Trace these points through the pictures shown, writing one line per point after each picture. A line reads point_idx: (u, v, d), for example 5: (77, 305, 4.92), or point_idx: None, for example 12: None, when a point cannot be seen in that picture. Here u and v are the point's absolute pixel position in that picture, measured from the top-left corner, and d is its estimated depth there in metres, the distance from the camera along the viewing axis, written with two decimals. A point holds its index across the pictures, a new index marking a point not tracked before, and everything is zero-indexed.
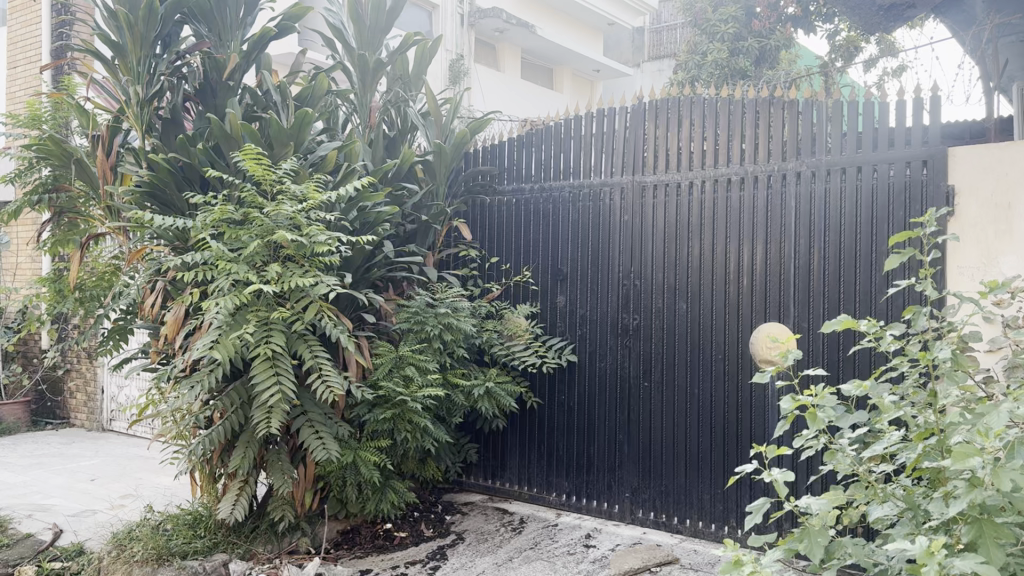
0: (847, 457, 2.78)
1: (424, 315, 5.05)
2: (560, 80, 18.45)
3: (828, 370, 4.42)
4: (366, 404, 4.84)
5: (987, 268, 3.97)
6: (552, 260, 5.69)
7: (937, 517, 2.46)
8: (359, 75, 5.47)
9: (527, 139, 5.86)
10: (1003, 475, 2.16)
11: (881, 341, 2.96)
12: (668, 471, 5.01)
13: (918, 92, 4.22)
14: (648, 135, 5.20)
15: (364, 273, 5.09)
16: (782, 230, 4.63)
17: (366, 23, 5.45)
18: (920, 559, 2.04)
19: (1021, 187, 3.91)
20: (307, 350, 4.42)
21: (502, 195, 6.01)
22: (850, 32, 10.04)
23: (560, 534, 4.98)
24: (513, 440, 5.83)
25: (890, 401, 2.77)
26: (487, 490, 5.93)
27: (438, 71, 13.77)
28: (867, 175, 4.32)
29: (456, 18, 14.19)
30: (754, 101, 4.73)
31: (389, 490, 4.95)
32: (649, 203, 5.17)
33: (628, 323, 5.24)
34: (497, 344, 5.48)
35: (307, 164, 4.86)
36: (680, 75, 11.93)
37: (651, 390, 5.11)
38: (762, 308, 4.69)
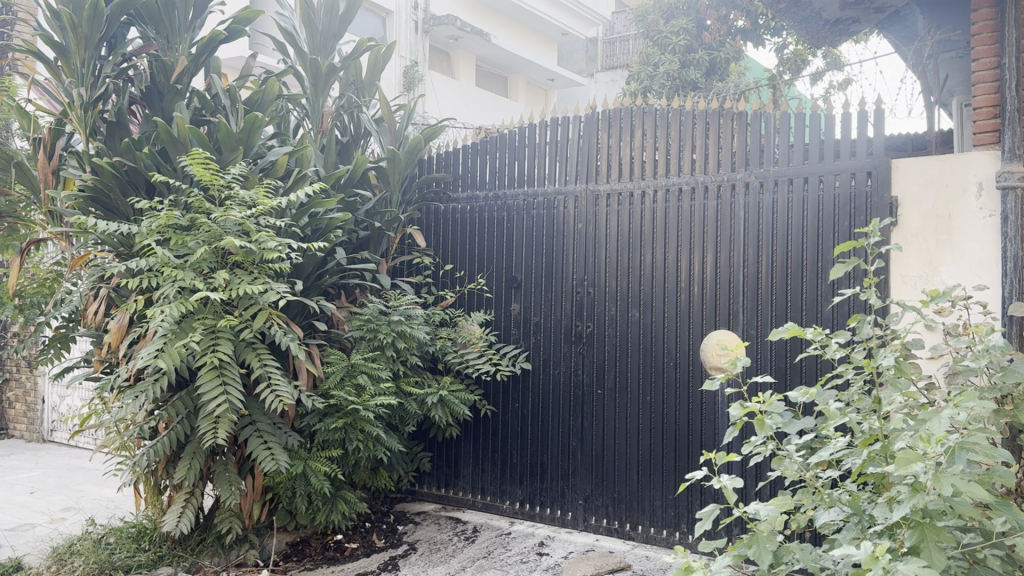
0: (794, 464, 2.84)
1: (377, 324, 5.00)
2: (514, 87, 18.52)
3: (776, 377, 4.49)
4: (317, 413, 4.78)
5: (929, 277, 4.08)
6: (506, 267, 5.69)
7: (882, 522, 2.52)
8: (311, 79, 5.39)
9: (481, 147, 5.86)
10: (944, 480, 2.21)
11: (827, 348, 3.06)
12: (621, 477, 5.03)
13: (863, 105, 4.32)
14: (602, 145, 5.23)
15: (316, 280, 5.03)
16: (732, 239, 4.69)
17: (318, 27, 5.43)
18: (865, 564, 2.08)
19: (960, 198, 4.03)
20: (256, 358, 4.34)
21: (456, 202, 5.99)
22: (797, 45, 10.21)
23: (513, 542, 4.96)
24: (467, 448, 5.78)
25: (835, 408, 2.83)
26: (441, 500, 5.87)
27: (393, 78, 13.74)
28: (814, 186, 4.41)
29: (410, 24, 14.17)
30: (705, 112, 4.79)
31: (340, 500, 4.86)
32: (603, 212, 5.21)
33: (581, 330, 5.26)
34: (451, 352, 5.44)
35: (257, 169, 4.79)
36: (633, 85, 12.06)
37: (604, 397, 5.14)
38: (712, 315, 4.74)
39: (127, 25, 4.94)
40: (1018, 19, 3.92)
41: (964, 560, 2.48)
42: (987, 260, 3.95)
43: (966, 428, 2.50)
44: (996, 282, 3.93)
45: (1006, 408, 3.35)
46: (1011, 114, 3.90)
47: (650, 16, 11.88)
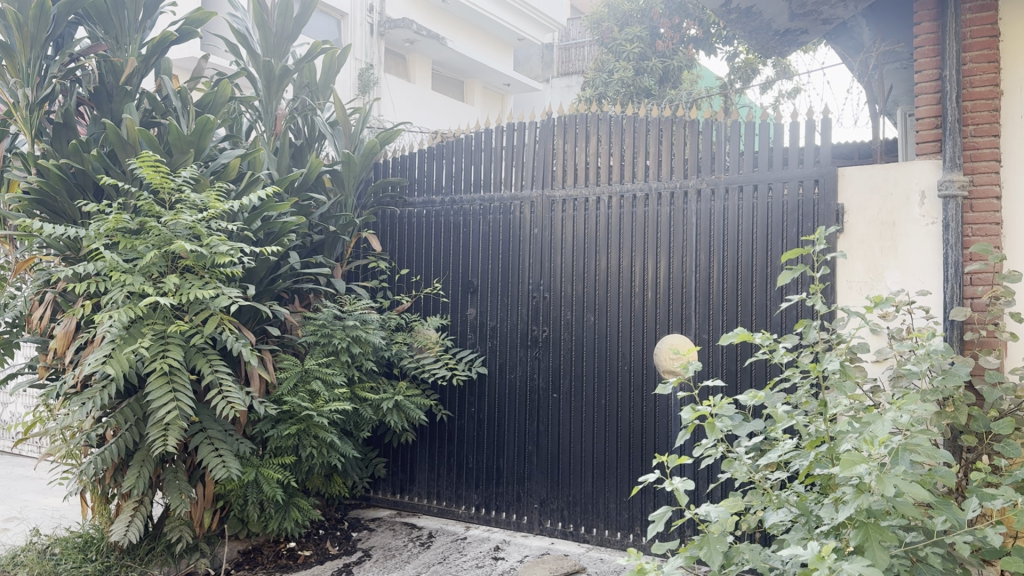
0: (744, 465, 2.90)
1: (331, 329, 4.96)
2: (470, 92, 18.51)
3: (727, 380, 4.56)
4: (269, 419, 4.73)
5: (874, 282, 4.19)
6: (463, 272, 5.69)
7: (829, 522, 2.57)
8: (264, 82, 5.33)
9: (437, 151, 5.85)
10: (887, 481, 2.27)
11: (775, 352, 3.13)
12: (577, 480, 5.06)
13: (811, 114, 4.41)
14: (557, 150, 5.26)
15: (269, 284, 4.97)
16: (685, 245, 4.76)
17: (272, 29, 5.37)
18: (811, 563, 2.12)
19: (904, 206, 4.15)
20: (207, 364, 4.27)
21: (412, 206, 5.96)
22: (748, 54, 10.36)
23: (469, 547, 4.95)
24: (423, 454, 5.75)
25: (783, 410, 2.89)
26: (396, 505, 5.82)
27: (347, 80, 13.65)
28: (763, 193, 4.49)
29: (364, 27, 14.10)
30: (658, 120, 4.86)
31: (293, 508, 4.80)
32: (558, 217, 5.24)
33: (537, 335, 5.28)
34: (407, 357, 5.39)
35: (208, 172, 4.72)
36: (588, 91, 12.14)
37: (559, 401, 5.16)
38: (666, 321, 4.80)
39: (75, 25, 4.85)
40: (958, 32, 4.06)
41: (906, 559, 2.57)
42: (930, 266, 4.07)
43: (909, 430, 2.57)
44: (938, 288, 4.06)
45: (946, 410, 3.52)
46: (952, 125, 4.02)
47: (604, 23, 11.97)
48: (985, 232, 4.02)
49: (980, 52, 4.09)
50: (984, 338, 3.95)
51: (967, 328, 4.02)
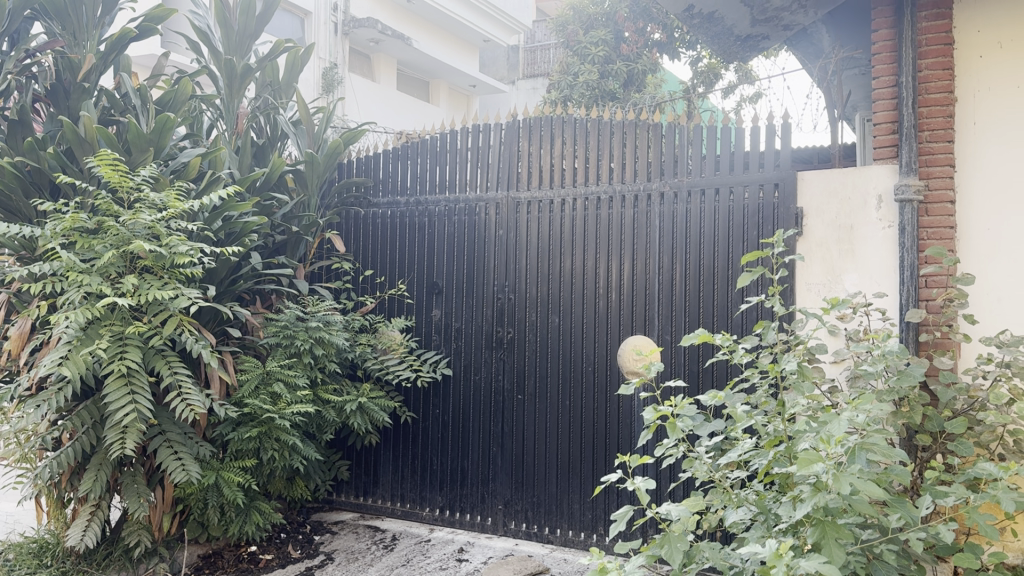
0: (703, 465, 2.93)
1: (293, 330, 4.92)
2: (436, 92, 18.46)
3: (688, 381, 4.61)
4: (230, 422, 4.68)
5: (832, 284, 4.26)
6: (428, 273, 5.66)
7: (786, 521, 2.61)
8: (226, 80, 5.27)
9: (402, 151, 5.83)
10: (843, 479, 2.31)
11: (734, 353, 3.17)
12: (541, 481, 5.07)
13: (771, 119, 4.48)
14: (522, 152, 5.28)
15: (229, 285, 4.91)
16: (648, 247, 4.80)
17: (234, 27, 5.31)
18: (769, 560, 2.14)
19: (861, 209, 4.24)
20: (166, 366, 4.21)
21: (377, 207, 5.93)
22: (711, 58, 10.48)
23: (432, 550, 4.93)
24: (386, 456, 5.70)
25: (743, 410, 2.93)
26: (359, 509, 5.75)
27: (311, 80, 13.57)
28: (724, 197, 4.55)
29: (329, 26, 14.00)
30: (622, 123, 4.90)
31: (254, 511, 4.75)
32: (523, 219, 5.25)
33: (502, 336, 5.28)
34: (371, 358, 5.36)
35: (167, 171, 4.65)
36: (553, 94, 12.19)
37: (524, 402, 5.17)
38: (629, 322, 4.84)
39: (30, 20, 4.73)
40: (914, 40, 4.14)
41: (862, 556, 2.63)
42: (887, 269, 4.16)
43: (865, 429, 2.61)
44: (894, 290, 4.14)
45: (902, 410, 3.61)
46: (908, 131, 4.11)
47: (570, 26, 12.05)
48: (941, 236, 4.10)
49: (935, 59, 4.18)
50: (939, 339, 4.04)
51: (922, 330, 4.10)
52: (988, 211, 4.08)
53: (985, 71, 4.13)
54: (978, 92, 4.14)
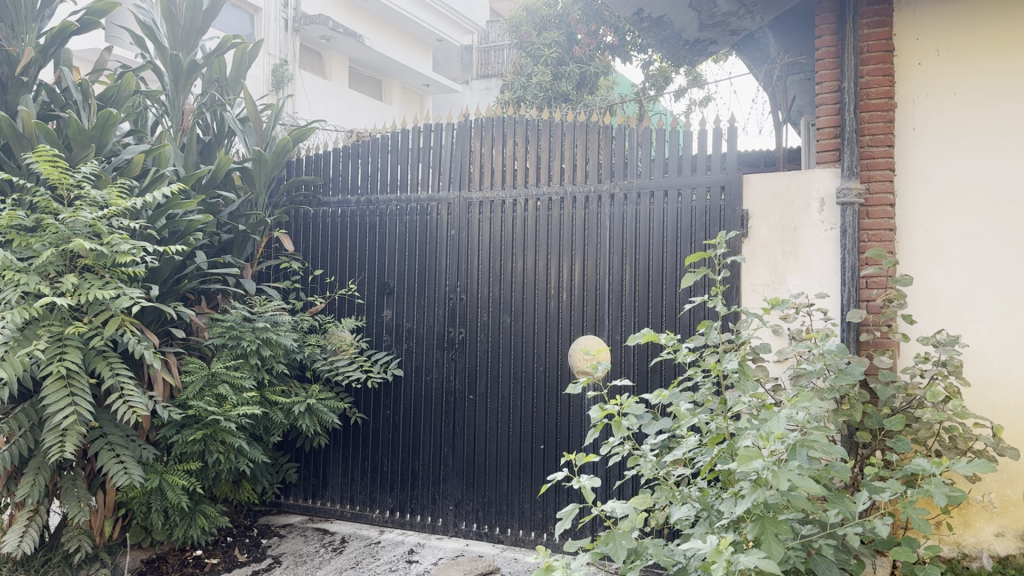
0: (649, 462, 2.97)
1: (240, 331, 4.85)
2: (388, 91, 18.34)
3: (637, 380, 4.66)
4: (174, 424, 4.60)
5: (776, 285, 4.36)
6: (379, 273, 5.62)
7: (728, 517, 2.66)
8: (171, 76, 5.16)
9: (353, 150, 5.78)
10: (782, 476, 2.36)
11: (678, 352, 3.21)
12: (491, 481, 5.07)
13: (718, 123, 4.55)
14: (474, 152, 5.28)
15: (174, 285, 4.82)
16: (599, 247, 4.84)
17: (180, 22, 5.21)
18: (710, 556, 2.18)
19: (804, 212, 4.34)
20: (107, 367, 4.12)
21: (326, 206, 5.87)
22: (661, 62, 10.60)
23: (382, 551, 4.90)
24: (336, 457, 5.64)
25: (687, 409, 2.97)
26: (308, 511, 5.68)
27: (260, 76, 13.35)
28: (673, 199, 4.61)
29: (278, 22, 13.81)
30: (572, 125, 4.94)
31: (199, 515, 4.66)
32: (475, 218, 5.25)
33: (454, 336, 5.28)
34: (320, 359, 5.29)
35: (110, 168, 4.55)
36: (507, 94, 12.19)
37: (475, 403, 5.17)
38: (580, 322, 4.87)
39: None
40: (855, 47, 4.25)
41: (801, 551, 2.69)
42: (828, 270, 4.27)
43: (805, 427, 2.67)
44: (835, 291, 4.24)
45: (842, 408, 3.70)
46: (849, 135, 4.21)
47: (524, 27, 12.08)
48: (880, 238, 4.22)
49: (876, 65, 4.28)
50: (878, 339, 4.15)
51: (863, 330, 4.20)
52: (926, 215, 4.20)
53: (923, 79, 4.25)
54: (917, 99, 4.25)
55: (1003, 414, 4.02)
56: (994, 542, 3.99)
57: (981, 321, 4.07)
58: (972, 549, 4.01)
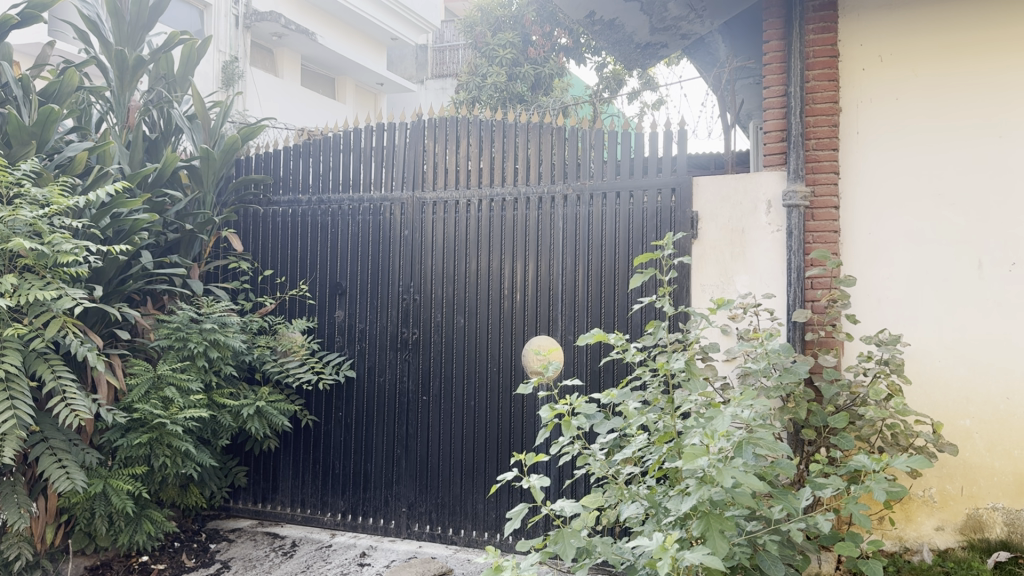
0: (598, 462, 3.00)
1: (186, 332, 4.76)
2: (342, 90, 18.19)
3: (590, 380, 4.70)
4: (119, 428, 4.49)
5: (724, 285, 4.43)
6: (331, 274, 5.57)
7: (675, 514, 2.69)
8: (117, 72, 5.05)
9: (304, 149, 5.72)
10: (726, 473, 2.39)
11: (627, 352, 3.24)
12: (444, 482, 5.06)
13: (668, 126, 4.61)
14: (427, 152, 5.27)
15: (118, 286, 4.72)
16: (552, 248, 4.87)
17: (125, 17, 5.10)
18: (656, 553, 2.21)
19: (751, 214, 4.42)
20: (48, 370, 4.01)
21: (276, 205, 5.80)
22: (615, 64, 10.70)
23: (333, 555, 4.86)
24: (287, 460, 5.57)
25: (636, 408, 3.01)
26: (257, 515, 5.59)
27: (209, 73, 13.02)
28: (625, 200, 4.65)
29: (229, 19, 13.60)
30: (526, 126, 4.95)
31: (146, 520, 4.57)
32: (428, 219, 5.24)
33: (407, 337, 5.25)
34: (270, 361, 5.23)
35: (51, 166, 4.45)
36: (462, 94, 12.15)
37: (428, 404, 5.16)
38: (533, 323, 4.89)
39: None
40: (802, 52, 4.34)
41: (747, 546, 2.74)
42: (774, 271, 4.35)
43: (752, 425, 2.71)
44: (781, 292, 4.33)
45: (788, 406, 3.78)
46: (796, 138, 4.30)
47: (478, 28, 12.10)
48: (825, 240, 4.31)
49: (822, 70, 4.38)
50: (823, 338, 4.24)
51: (808, 329, 4.29)
52: (869, 217, 4.31)
53: (867, 83, 4.35)
54: (861, 103, 4.36)
55: (943, 411, 4.14)
56: (934, 536, 4.10)
57: (921, 321, 4.19)
58: (914, 543, 4.12)
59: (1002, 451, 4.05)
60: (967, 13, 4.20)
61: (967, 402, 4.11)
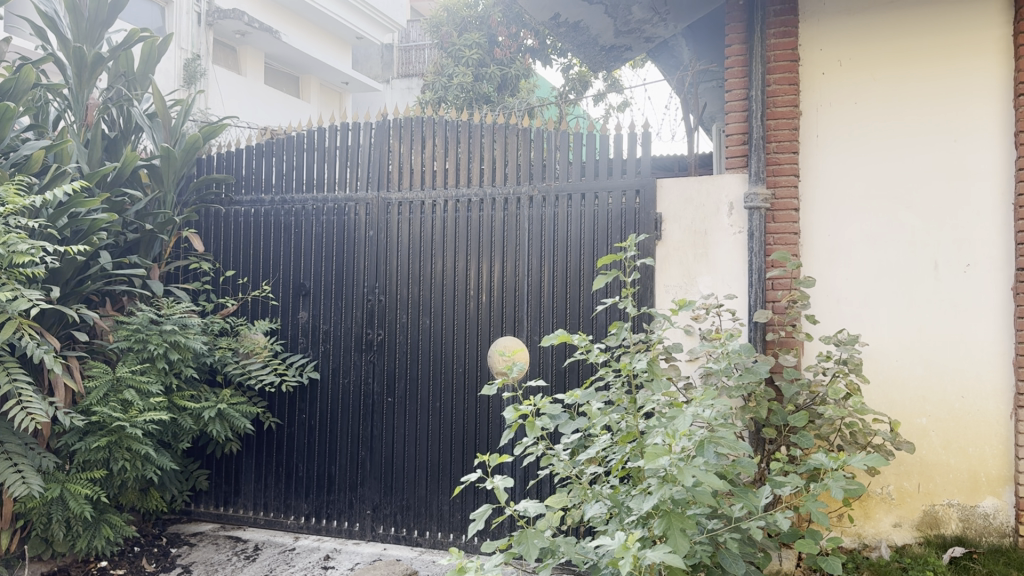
0: (562, 462, 3.02)
1: (146, 334, 4.69)
2: (306, 89, 18.03)
3: (555, 380, 4.72)
4: (77, 431, 4.41)
5: (687, 286, 4.48)
6: (294, 274, 5.52)
7: (637, 513, 2.72)
8: (74, 69, 4.96)
9: (267, 148, 5.66)
10: (686, 472, 2.42)
11: (590, 352, 3.26)
12: (410, 484, 5.05)
13: (633, 128, 4.64)
14: (393, 152, 5.25)
15: (76, 287, 4.64)
16: (518, 249, 4.89)
17: (84, 14, 5.01)
18: (617, 552, 2.22)
19: (713, 216, 4.47)
20: (3, 373, 3.93)
21: (238, 205, 5.73)
22: (581, 66, 10.74)
23: (297, 558, 4.82)
24: (249, 463, 5.52)
25: (599, 408, 3.03)
26: (219, 519, 5.52)
27: (170, 71, 12.83)
28: (590, 201, 4.68)
29: (191, 16, 13.42)
30: (491, 127, 4.96)
31: (104, 524, 4.50)
32: (394, 219, 5.22)
33: (372, 338, 5.23)
34: (231, 362, 5.17)
35: (7, 164, 4.36)
36: (428, 94, 12.13)
37: (393, 405, 5.14)
38: (499, 323, 4.90)
39: None
40: (763, 57, 4.40)
41: (708, 544, 2.77)
42: (736, 272, 4.41)
43: (713, 424, 2.74)
44: (743, 292, 4.38)
45: (750, 405, 3.83)
46: (757, 141, 4.35)
47: (444, 28, 12.07)
48: (785, 241, 4.38)
49: (783, 74, 4.44)
50: (783, 338, 4.30)
51: (769, 330, 4.35)
52: (829, 219, 4.38)
53: (826, 88, 4.42)
54: (820, 107, 4.43)
55: (900, 410, 4.22)
56: (892, 532, 4.18)
57: (879, 321, 4.27)
58: (872, 539, 4.19)
59: (957, 448, 4.14)
60: (923, 20, 4.29)
61: (923, 401, 4.20)
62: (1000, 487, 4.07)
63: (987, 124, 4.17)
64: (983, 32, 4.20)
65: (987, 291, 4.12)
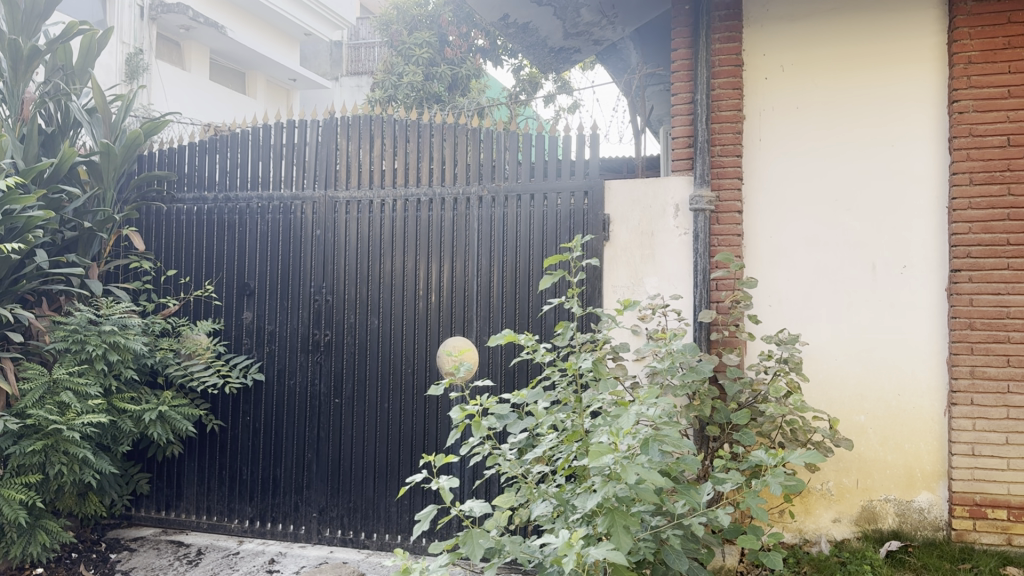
0: (508, 461, 3.03)
1: (84, 334, 4.57)
2: (253, 85, 17.73)
3: (504, 380, 4.73)
4: (11, 434, 4.29)
5: (633, 287, 4.53)
6: (239, 274, 5.43)
7: (582, 511, 2.75)
8: (9, 62, 4.82)
9: (210, 145, 5.55)
10: (629, 469, 2.45)
11: (537, 352, 3.28)
12: (358, 486, 5.01)
13: (581, 129, 4.68)
14: (341, 150, 5.20)
15: (11, 286, 4.52)
16: (467, 249, 4.89)
17: (20, 5, 4.88)
18: (561, 550, 2.24)
19: (659, 217, 4.53)
20: None
21: (181, 203, 5.62)
22: (531, 67, 10.76)
23: (240, 562, 4.75)
24: (191, 466, 5.42)
25: (545, 407, 3.05)
26: (160, 523, 5.41)
27: (112, 66, 12.47)
28: (539, 202, 4.70)
29: (133, 10, 13.10)
30: (440, 127, 4.95)
31: (40, 530, 4.37)
32: (341, 218, 5.17)
33: (319, 339, 5.17)
34: (173, 364, 5.07)
35: None
36: (377, 93, 12.02)
37: (341, 406, 5.09)
38: (448, 323, 4.89)
39: None
40: (708, 61, 4.47)
41: (652, 541, 2.82)
42: (681, 272, 4.48)
43: (657, 422, 2.78)
44: (688, 292, 4.45)
45: (694, 404, 3.90)
46: (701, 145, 4.42)
47: (393, 26, 11.99)
48: (729, 243, 4.45)
49: (727, 78, 4.52)
50: (727, 338, 4.38)
51: (713, 329, 4.42)
52: (772, 221, 4.47)
53: (769, 93, 4.52)
54: (763, 111, 4.52)
55: (838, 407, 4.33)
56: (831, 527, 4.28)
57: (820, 322, 4.37)
58: (812, 534, 4.30)
59: (894, 445, 4.26)
60: (862, 29, 4.40)
61: (861, 399, 4.31)
62: (934, 482, 4.20)
63: (922, 131, 4.30)
64: (918, 42, 4.34)
65: (924, 292, 4.25)
